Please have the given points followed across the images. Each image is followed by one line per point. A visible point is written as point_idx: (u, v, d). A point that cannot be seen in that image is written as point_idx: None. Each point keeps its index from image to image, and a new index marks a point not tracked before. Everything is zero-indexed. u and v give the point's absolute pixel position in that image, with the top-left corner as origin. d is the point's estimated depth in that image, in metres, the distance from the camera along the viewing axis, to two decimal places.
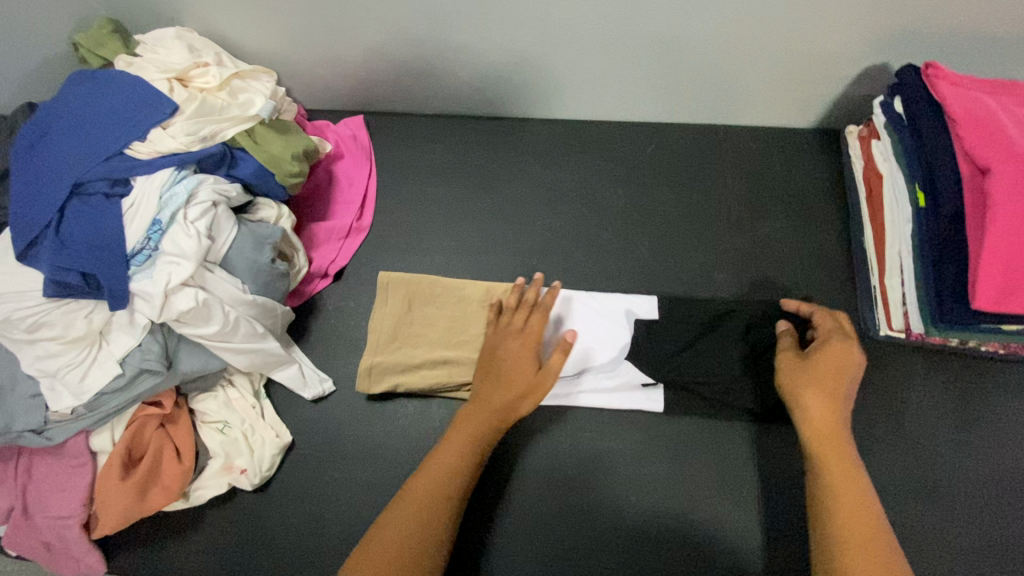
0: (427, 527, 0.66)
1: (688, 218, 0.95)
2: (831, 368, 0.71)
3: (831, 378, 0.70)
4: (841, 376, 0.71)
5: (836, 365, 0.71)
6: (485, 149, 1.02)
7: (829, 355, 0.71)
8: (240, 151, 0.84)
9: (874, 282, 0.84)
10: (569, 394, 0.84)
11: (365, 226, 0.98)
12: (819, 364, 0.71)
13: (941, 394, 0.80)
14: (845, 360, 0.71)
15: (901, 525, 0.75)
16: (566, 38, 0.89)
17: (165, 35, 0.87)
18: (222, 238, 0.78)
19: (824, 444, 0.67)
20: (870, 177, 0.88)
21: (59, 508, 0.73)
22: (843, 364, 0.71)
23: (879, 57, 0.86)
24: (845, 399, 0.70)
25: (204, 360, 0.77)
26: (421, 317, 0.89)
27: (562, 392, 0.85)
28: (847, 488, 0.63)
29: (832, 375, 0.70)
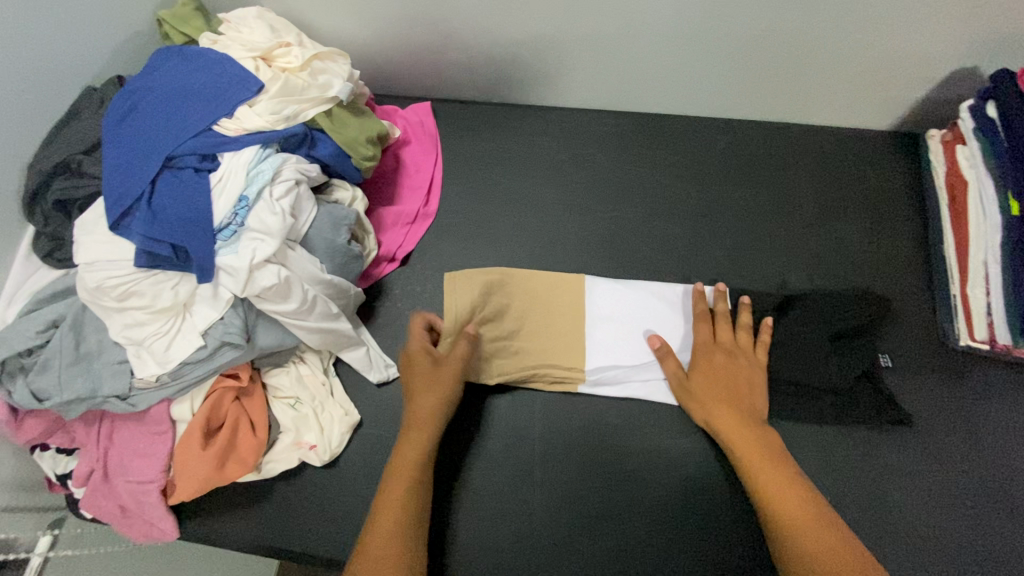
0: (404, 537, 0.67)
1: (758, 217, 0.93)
2: (718, 366, 0.79)
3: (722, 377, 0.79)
4: (726, 374, 0.79)
5: (722, 365, 0.79)
6: (553, 140, 1.02)
7: (710, 360, 0.80)
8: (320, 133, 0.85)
9: (955, 291, 0.82)
10: (648, 392, 0.84)
11: (431, 212, 0.98)
12: (701, 368, 0.80)
13: (1023, 408, 0.78)
14: (726, 359, 0.80)
15: (979, 539, 0.73)
16: (646, 30, 0.89)
17: (248, 14, 0.88)
18: (303, 217, 0.79)
19: (729, 432, 0.74)
20: (953, 182, 0.85)
21: (139, 473, 0.75)
22: (727, 363, 0.80)
23: (969, 60, 0.84)
24: (717, 396, 0.77)
25: (280, 336, 0.79)
26: (484, 315, 0.88)
27: (637, 388, 0.84)
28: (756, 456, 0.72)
29: (717, 377, 0.79)
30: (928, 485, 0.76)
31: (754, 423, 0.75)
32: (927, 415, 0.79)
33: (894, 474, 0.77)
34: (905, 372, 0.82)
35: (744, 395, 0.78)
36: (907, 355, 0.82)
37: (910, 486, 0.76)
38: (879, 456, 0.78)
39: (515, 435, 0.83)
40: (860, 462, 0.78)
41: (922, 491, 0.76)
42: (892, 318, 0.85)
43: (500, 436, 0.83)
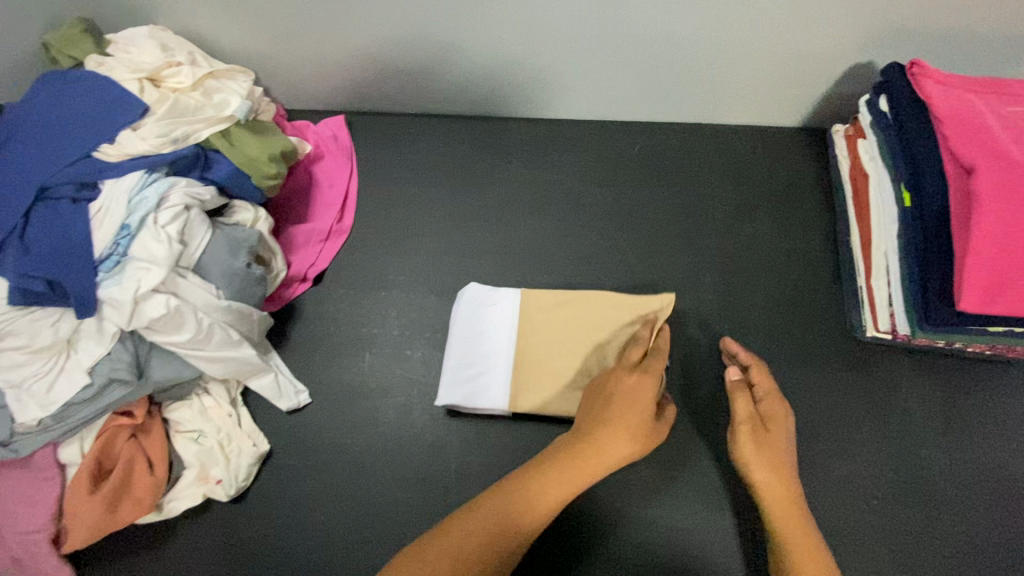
0: (483, 551, 0.59)
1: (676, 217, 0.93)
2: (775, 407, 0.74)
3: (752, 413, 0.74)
4: (776, 426, 0.72)
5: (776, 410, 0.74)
6: (469, 150, 1.01)
7: (776, 421, 0.73)
8: (216, 156, 0.82)
9: (861, 283, 0.83)
10: (483, 400, 0.81)
11: (345, 228, 0.96)
12: (776, 430, 0.72)
13: (929, 396, 0.79)
14: (774, 411, 0.74)
15: (886, 528, 0.74)
16: (548, 36, 0.88)
17: (137, 34, 0.85)
18: (195, 242, 0.75)
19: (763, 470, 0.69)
20: (857, 176, 0.86)
21: (26, 523, 0.71)
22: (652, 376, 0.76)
23: (864, 56, 0.85)
24: (777, 463, 0.70)
25: (177, 367, 0.75)
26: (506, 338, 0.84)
27: (472, 396, 0.81)
28: (781, 501, 0.68)
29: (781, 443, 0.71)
30: (838, 476, 0.77)
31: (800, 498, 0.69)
32: (838, 406, 0.80)
33: (807, 469, 0.77)
34: (817, 365, 0.82)
35: (784, 445, 0.72)
36: (820, 350, 0.83)
37: (822, 480, 0.77)
38: (793, 452, 0.78)
39: (432, 454, 0.81)
40: None
41: (833, 486, 0.76)
42: (805, 311, 0.85)
43: (417, 457, 0.81)
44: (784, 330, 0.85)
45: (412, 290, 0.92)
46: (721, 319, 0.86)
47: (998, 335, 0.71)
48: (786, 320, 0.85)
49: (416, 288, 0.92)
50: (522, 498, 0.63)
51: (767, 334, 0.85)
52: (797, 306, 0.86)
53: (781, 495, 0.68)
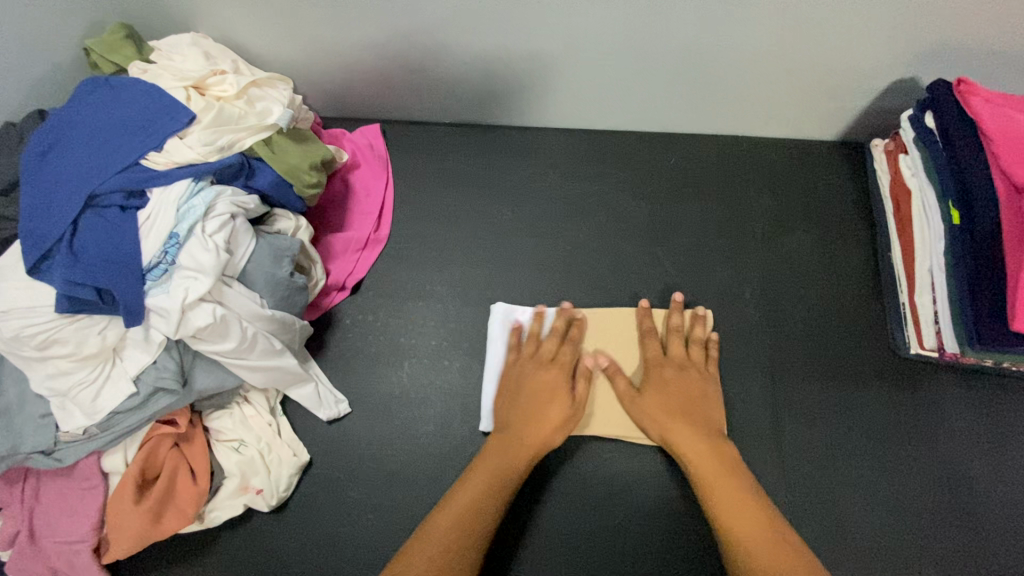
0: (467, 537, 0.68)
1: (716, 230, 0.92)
2: (676, 388, 0.79)
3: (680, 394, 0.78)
4: (666, 378, 0.80)
5: (677, 393, 0.78)
6: (505, 159, 1.01)
7: (655, 380, 0.80)
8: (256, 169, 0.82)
9: (904, 299, 0.83)
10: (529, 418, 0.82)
11: (382, 237, 0.96)
12: (653, 383, 0.80)
13: (974, 414, 0.79)
14: (669, 369, 0.81)
15: (936, 548, 0.74)
16: (589, 49, 0.88)
17: (180, 41, 0.85)
18: (240, 251, 0.75)
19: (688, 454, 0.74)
20: (898, 191, 0.86)
21: (69, 532, 0.70)
22: (681, 377, 0.80)
23: (908, 72, 0.85)
24: (664, 407, 0.77)
25: (221, 376, 0.75)
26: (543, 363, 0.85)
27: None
28: (719, 479, 0.71)
29: (666, 394, 0.79)
30: (884, 494, 0.76)
31: (705, 432, 0.75)
32: (882, 423, 0.79)
33: (856, 487, 0.77)
34: (860, 381, 0.82)
35: (693, 391, 0.79)
36: (867, 367, 0.82)
37: (872, 501, 0.76)
38: (843, 470, 0.78)
39: None
40: (820, 480, 0.77)
41: (879, 505, 0.76)
42: (848, 326, 0.85)
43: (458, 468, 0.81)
44: (829, 347, 0.84)
45: (449, 299, 0.91)
46: (761, 334, 0.86)
47: None
48: (830, 337, 0.85)
49: (453, 298, 0.91)
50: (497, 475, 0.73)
51: (811, 350, 0.84)
52: (838, 322, 0.85)
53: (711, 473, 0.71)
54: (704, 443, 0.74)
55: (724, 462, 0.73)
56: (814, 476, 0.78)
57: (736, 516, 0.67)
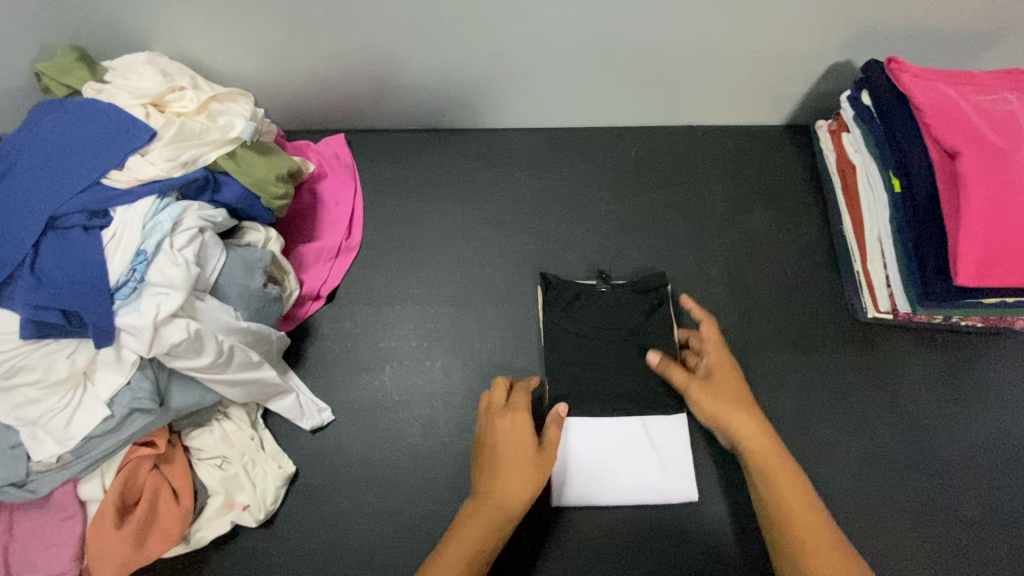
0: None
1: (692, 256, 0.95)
2: (732, 393, 0.73)
3: (733, 395, 0.73)
4: (724, 385, 0.74)
5: (733, 392, 0.73)
6: (472, 161, 1.03)
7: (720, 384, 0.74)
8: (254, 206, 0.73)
9: (857, 268, 0.87)
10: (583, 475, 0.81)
11: (354, 245, 0.96)
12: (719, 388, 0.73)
13: (931, 370, 0.84)
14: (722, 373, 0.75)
15: (905, 499, 0.78)
16: (545, 50, 0.90)
17: (135, 60, 0.84)
18: (210, 265, 0.75)
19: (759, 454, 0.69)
20: (844, 168, 0.92)
21: (47, 566, 0.68)
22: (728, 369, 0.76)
23: (843, 56, 0.91)
24: (739, 422, 0.70)
25: (198, 394, 0.74)
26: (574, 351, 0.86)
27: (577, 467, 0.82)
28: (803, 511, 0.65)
29: (734, 394, 0.73)
30: (856, 453, 0.80)
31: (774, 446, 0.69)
32: (849, 387, 0.83)
33: (832, 449, 0.80)
34: (826, 348, 0.86)
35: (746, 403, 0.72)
36: (831, 333, 0.87)
37: (850, 462, 0.80)
38: (818, 432, 0.81)
39: (463, 464, 0.81)
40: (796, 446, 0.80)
41: (853, 464, 0.79)
42: (809, 298, 0.89)
43: (447, 465, 0.81)
44: (796, 319, 0.88)
45: (426, 301, 0.92)
46: (730, 312, 0.89)
47: (991, 306, 0.75)
48: (796, 308, 0.89)
49: (430, 299, 0.92)
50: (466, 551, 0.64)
51: (780, 322, 0.88)
52: (800, 294, 0.90)
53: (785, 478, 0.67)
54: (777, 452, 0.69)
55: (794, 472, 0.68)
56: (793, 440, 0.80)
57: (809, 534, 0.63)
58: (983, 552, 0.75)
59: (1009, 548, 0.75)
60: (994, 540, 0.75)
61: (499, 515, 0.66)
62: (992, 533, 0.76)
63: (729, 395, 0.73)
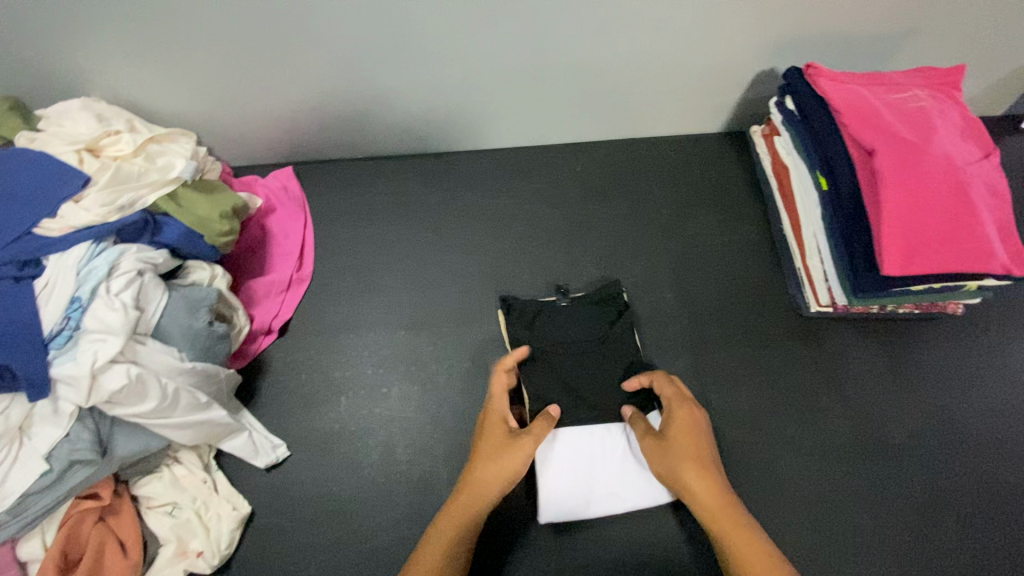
0: None
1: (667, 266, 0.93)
2: (689, 450, 0.70)
3: (693, 449, 0.70)
4: (683, 431, 0.71)
5: (692, 444, 0.70)
6: (421, 185, 1.04)
7: (678, 425, 0.72)
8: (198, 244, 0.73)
9: (798, 264, 0.90)
10: (570, 488, 0.77)
11: (305, 276, 0.96)
12: (675, 436, 0.71)
13: (875, 359, 0.86)
14: (683, 417, 0.72)
15: (857, 486, 0.79)
16: (483, 75, 0.92)
17: (69, 105, 0.83)
18: (151, 307, 0.74)
19: (716, 516, 0.66)
20: (778, 170, 0.95)
21: None
22: (689, 413, 0.73)
23: (768, 64, 0.95)
24: (692, 475, 0.68)
25: (144, 440, 0.72)
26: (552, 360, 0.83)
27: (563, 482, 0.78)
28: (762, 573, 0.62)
29: (692, 445, 0.70)
30: (809, 446, 0.81)
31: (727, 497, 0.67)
32: (798, 380, 0.85)
33: (787, 444, 0.82)
34: (775, 345, 0.88)
35: (706, 453, 0.70)
36: (779, 330, 0.89)
37: (805, 455, 0.81)
38: (772, 428, 0.83)
39: (423, 489, 0.80)
40: (752, 443, 0.82)
41: (806, 457, 0.81)
42: (756, 297, 0.92)
43: (407, 491, 0.80)
44: (745, 318, 0.90)
45: (380, 327, 0.92)
46: (681, 316, 0.91)
47: (920, 293, 0.78)
48: (744, 308, 0.91)
49: (384, 325, 0.92)
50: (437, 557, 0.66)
51: (728, 322, 0.90)
52: (747, 294, 0.92)
53: (741, 540, 0.64)
54: (734, 510, 0.66)
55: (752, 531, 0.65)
56: (749, 439, 0.82)
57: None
58: (935, 534, 0.77)
59: (961, 529, 0.77)
60: (945, 522, 0.77)
61: (469, 511, 0.68)
62: (943, 515, 0.77)
63: (689, 450, 0.70)
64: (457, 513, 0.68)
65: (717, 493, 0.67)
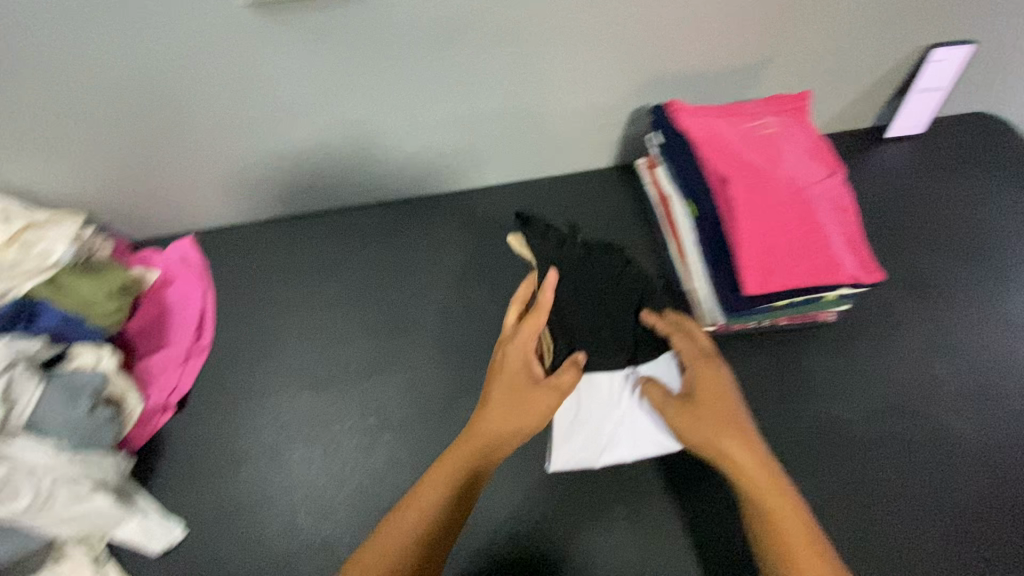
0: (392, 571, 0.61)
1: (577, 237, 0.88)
2: (718, 413, 0.71)
3: (716, 412, 0.71)
4: (709, 390, 0.73)
5: (715, 398, 0.73)
6: (321, 244, 1.05)
7: (706, 383, 0.74)
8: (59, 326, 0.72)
9: (684, 288, 0.93)
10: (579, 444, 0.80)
11: (204, 346, 0.95)
12: (705, 395, 0.73)
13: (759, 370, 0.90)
14: (709, 375, 0.75)
15: None
16: (364, 134, 0.95)
17: None
18: (24, 399, 0.72)
19: (741, 472, 0.67)
20: (660, 199, 0.99)
21: None
22: (703, 371, 0.76)
23: (637, 101, 1.00)
24: (711, 435, 0.70)
25: (17, 542, 0.69)
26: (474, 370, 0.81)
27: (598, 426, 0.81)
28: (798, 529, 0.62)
29: (724, 407, 0.72)
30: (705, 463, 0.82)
31: (761, 453, 0.68)
32: None
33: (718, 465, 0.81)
34: None
35: (735, 409, 0.72)
36: None
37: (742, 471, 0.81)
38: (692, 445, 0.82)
39: (325, 556, 0.78)
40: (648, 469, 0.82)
41: (702, 475, 0.81)
42: None
43: (309, 561, 0.78)
44: None
45: (281, 391, 0.91)
46: None
47: (784, 310, 0.83)
48: None
49: (285, 389, 0.91)
50: (419, 519, 0.64)
51: None
52: None
53: (771, 495, 0.65)
54: (765, 465, 0.67)
55: (781, 485, 0.66)
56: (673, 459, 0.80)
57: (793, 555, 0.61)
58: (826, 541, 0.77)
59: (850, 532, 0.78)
60: (835, 527, 0.78)
61: (474, 456, 0.69)
62: (833, 520, 0.79)
63: (712, 413, 0.71)
64: (410, 525, 0.64)
65: (747, 451, 0.68)
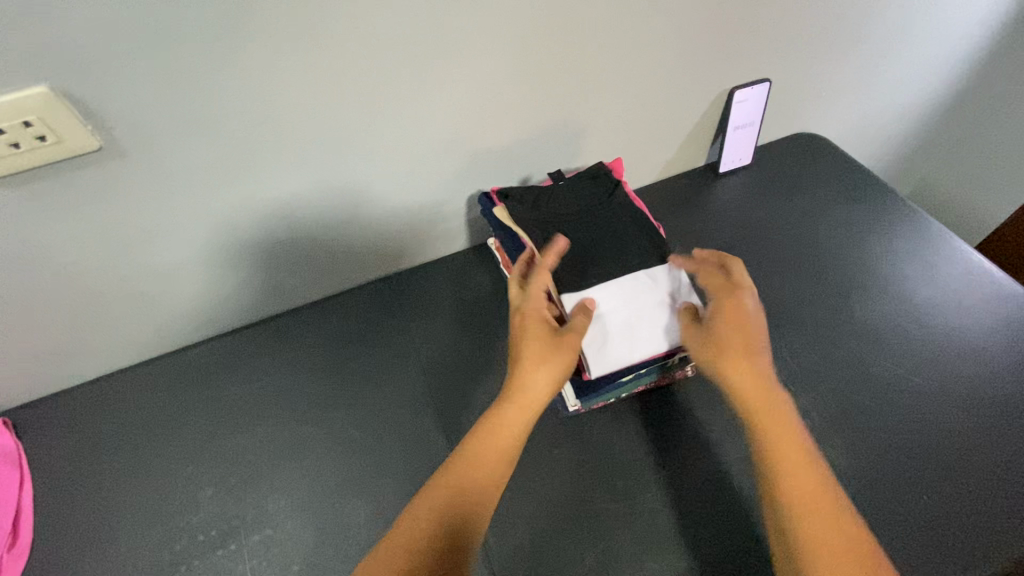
0: None
1: (539, 155, 0.66)
2: (738, 334, 0.50)
3: (741, 343, 0.50)
4: (730, 323, 0.51)
5: (742, 334, 0.50)
6: None
7: (727, 316, 0.51)
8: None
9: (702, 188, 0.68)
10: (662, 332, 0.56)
11: None
12: (725, 326, 0.51)
13: (795, 271, 0.69)
14: (729, 301, 0.52)
15: (843, 444, 0.56)
16: None
17: None
18: None
19: (744, 394, 0.48)
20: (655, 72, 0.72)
21: None
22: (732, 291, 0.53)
23: None
24: (735, 362, 0.49)
25: None
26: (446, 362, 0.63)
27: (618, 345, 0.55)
28: (806, 488, 0.43)
29: (747, 335, 0.50)
30: None
31: (781, 393, 0.47)
32: None
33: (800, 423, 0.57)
34: None
35: (757, 343, 0.50)
36: None
37: (838, 432, 0.57)
38: None
39: None
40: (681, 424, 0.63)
41: None
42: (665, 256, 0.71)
43: None
44: None
45: None
46: None
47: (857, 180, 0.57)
48: None
49: None
50: (459, 493, 0.44)
51: None
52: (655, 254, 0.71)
53: (779, 430, 0.46)
54: (770, 391, 0.47)
55: (787, 412, 0.46)
56: (720, 419, 0.58)
57: (798, 484, 0.43)
58: (963, 483, 0.54)
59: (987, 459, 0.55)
60: (965, 458, 0.55)
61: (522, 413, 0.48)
62: (959, 450, 0.56)
63: (724, 342, 0.50)
64: (485, 458, 0.46)
65: (751, 373, 0.48)
